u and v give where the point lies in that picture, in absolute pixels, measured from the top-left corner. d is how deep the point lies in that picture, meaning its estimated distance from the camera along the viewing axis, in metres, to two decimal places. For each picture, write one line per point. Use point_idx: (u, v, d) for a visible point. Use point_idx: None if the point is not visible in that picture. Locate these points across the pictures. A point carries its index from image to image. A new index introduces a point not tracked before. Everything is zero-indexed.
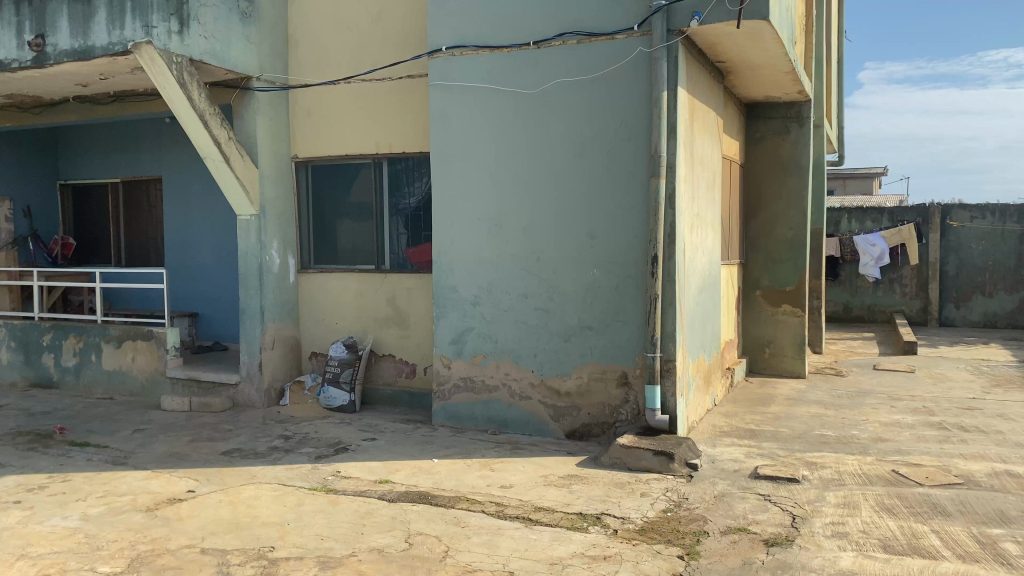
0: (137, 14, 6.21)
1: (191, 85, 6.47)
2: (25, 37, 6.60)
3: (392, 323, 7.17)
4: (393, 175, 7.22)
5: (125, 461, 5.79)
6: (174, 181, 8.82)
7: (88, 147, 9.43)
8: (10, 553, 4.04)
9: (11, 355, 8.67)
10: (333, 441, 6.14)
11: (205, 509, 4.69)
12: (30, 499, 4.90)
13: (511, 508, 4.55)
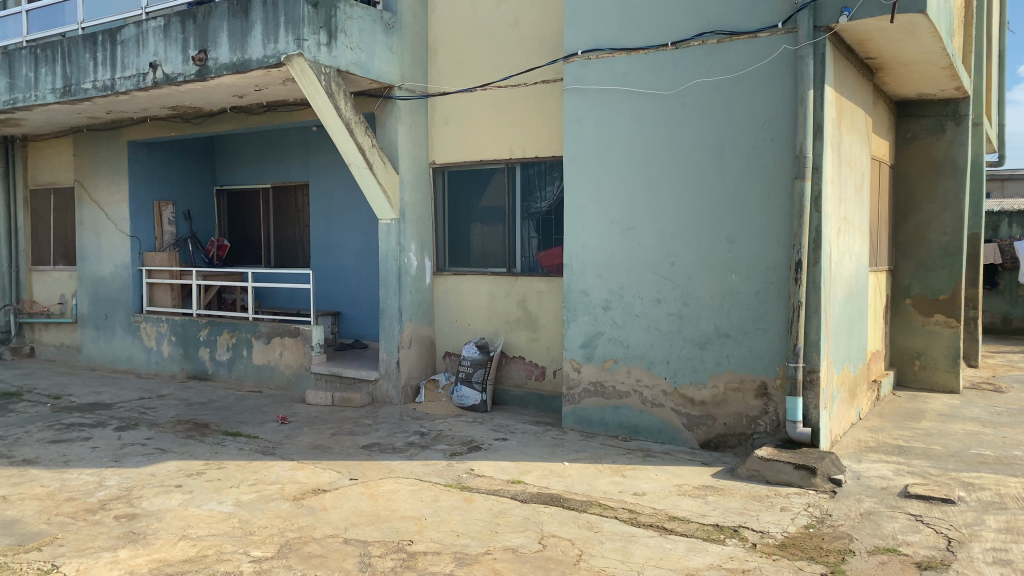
0: (289, 27, 6.46)
1: (338, 95, 6.76)
2: (190, 53, 7.08)
3: (523, 325, 7.23)
4: (526, 179, 7.27)
5: (273, 451, 6.11)
6: (319, 186, 9.24)
7: (242, 154, 10.03)
8: (173, 533, 4.35)
9: (172, 348, 9.34)
10: (467, 440, 6.26)
11: (347, 500, 4.88)
12: (190, 484, 5.25)
13: (644, 516, 4.50)
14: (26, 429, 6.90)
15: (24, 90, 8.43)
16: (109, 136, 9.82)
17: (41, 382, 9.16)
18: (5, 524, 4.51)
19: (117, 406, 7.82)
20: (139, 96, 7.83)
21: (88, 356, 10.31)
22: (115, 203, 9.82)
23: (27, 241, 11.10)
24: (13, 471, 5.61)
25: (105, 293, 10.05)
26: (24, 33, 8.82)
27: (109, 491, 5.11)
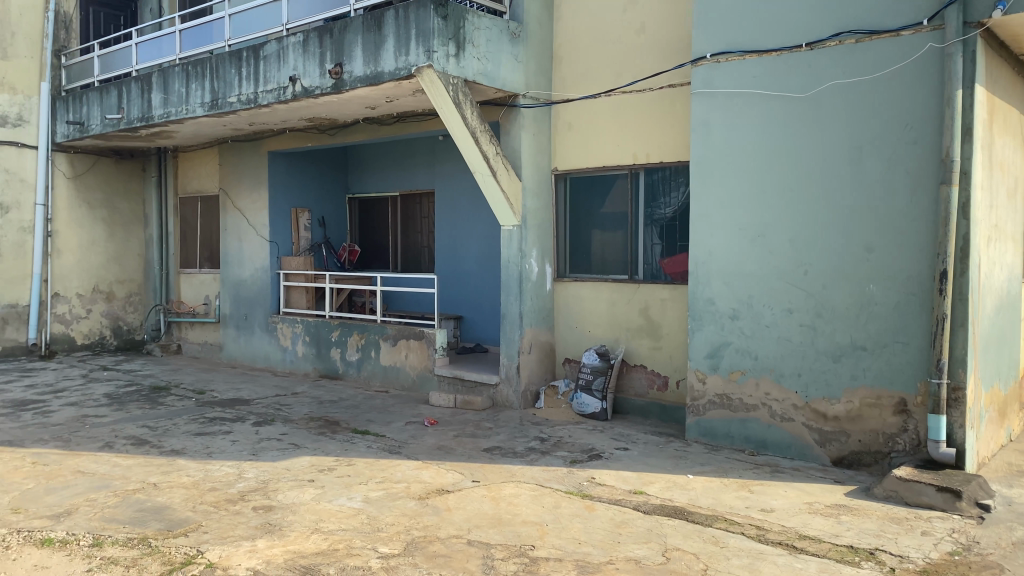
0: (420, 40, 6.64)
1: (465, 104, 6.91)
2: (326, 66, 7.39)
3: (645, 334, 7.15)
4: (650, 185, 7.18)
5: (399, 450, 6.28)
6: (444, 193, 9.44)
7: (372, 163, 10.39)
8: (306, 526, 4.54)
9: (305, 348, 9.76)
10: (587, 448, 6.24)
11: (470, 502, 4.96)
12: (322, 479, 5.47)
13: (773, 533, 4.35)
14: (174, 421, 7.38)
15: (177, 105, 9.04)
16: (251, 147, 10.40)
17: (188, 377, 9.77)
18: (156, 509, 4.83)
19: (255, 402, 8.24)
20: (280, 109, 8.24)
21: (229, 354, 10.93)
22: (255, 210, 10.38)
23: (176, 245, 11.89)
24: (163, 460, 6.01)
25: (245, 295, 10.62)
26: (178, 52, 9.45)
27: (248, 483, 5.39)
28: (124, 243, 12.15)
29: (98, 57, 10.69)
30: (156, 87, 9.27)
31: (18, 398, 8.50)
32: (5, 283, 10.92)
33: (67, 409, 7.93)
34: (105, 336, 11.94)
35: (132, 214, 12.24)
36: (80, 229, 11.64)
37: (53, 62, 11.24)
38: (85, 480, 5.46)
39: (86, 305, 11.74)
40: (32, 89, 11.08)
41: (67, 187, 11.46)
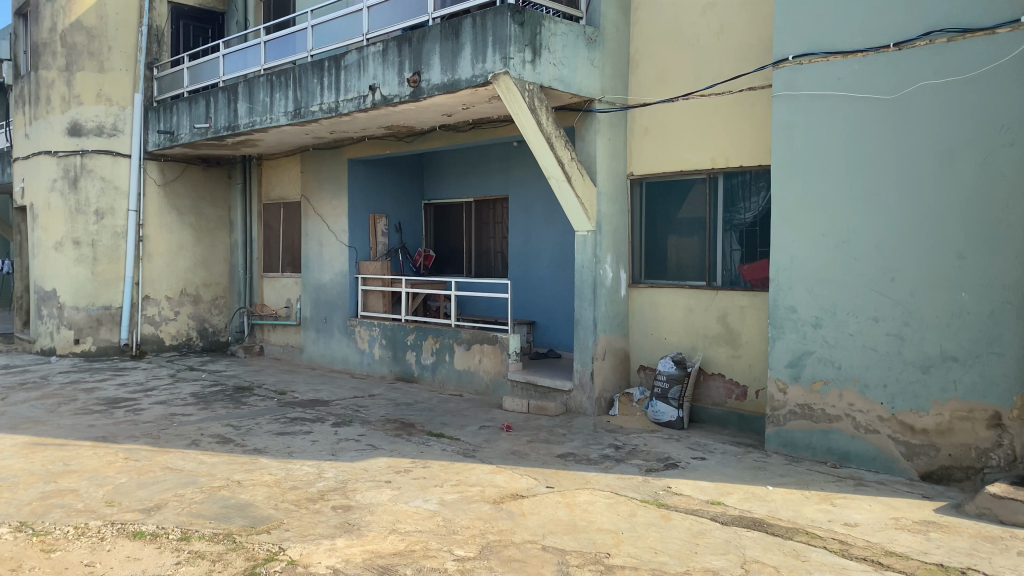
0: (496, 47, 6.68)
1: (540, 110, 6.92)
2: (405, 75, 7.52)
3: (723, 341, 7.03)
4: (729, 190, 7.07)
5: (473, 454, 6.33)
6: (519, 199, 9.47)
7: (448, 169, 10.51)
8: (384, 526, 4.61)
9: (382, 351, 9.93)
10: (663, 456, 6.16)
11: (545, 508, 4.96)
12: (398, 480, 5.55)
13: (857, 548, 4.22)
14: (257, 420, 7.60)
15: (261, 114, 9.32)
16: (330, 154, 10.65)
17: (269, 378, 10.06)
18: (240, 506, 4.97)
19: (334, 403, 8.42)
20: (359, 117, 8.41)
21: (309, 356, 11.20)
22: (335, 216, 10.61)
23: (260, 250, 12.25)
24: (246, 458, 6.19)
25: (324, 298, 10.87)
26: (263, 63, 9.75)
27: (328, 482, 5.51)
28: (211, 248, 12.58)
29: (188, 69, 11.12)
30: (242, 97, 9.59)
31: (112, 395, 8.88)
32: (101, 285, 11.58)
33: (157, 407, 8.25)
34: (192, 337, 12.37)
35: (219, 219, 12.66)
36: (170, 234, 12.11)
37: (146, 74, 11.74)
38: (174, 476, 5.67)
39: (175, 307, 12.20)
40: (126, 100, 11.66)
41: (158, 194, 11.94)
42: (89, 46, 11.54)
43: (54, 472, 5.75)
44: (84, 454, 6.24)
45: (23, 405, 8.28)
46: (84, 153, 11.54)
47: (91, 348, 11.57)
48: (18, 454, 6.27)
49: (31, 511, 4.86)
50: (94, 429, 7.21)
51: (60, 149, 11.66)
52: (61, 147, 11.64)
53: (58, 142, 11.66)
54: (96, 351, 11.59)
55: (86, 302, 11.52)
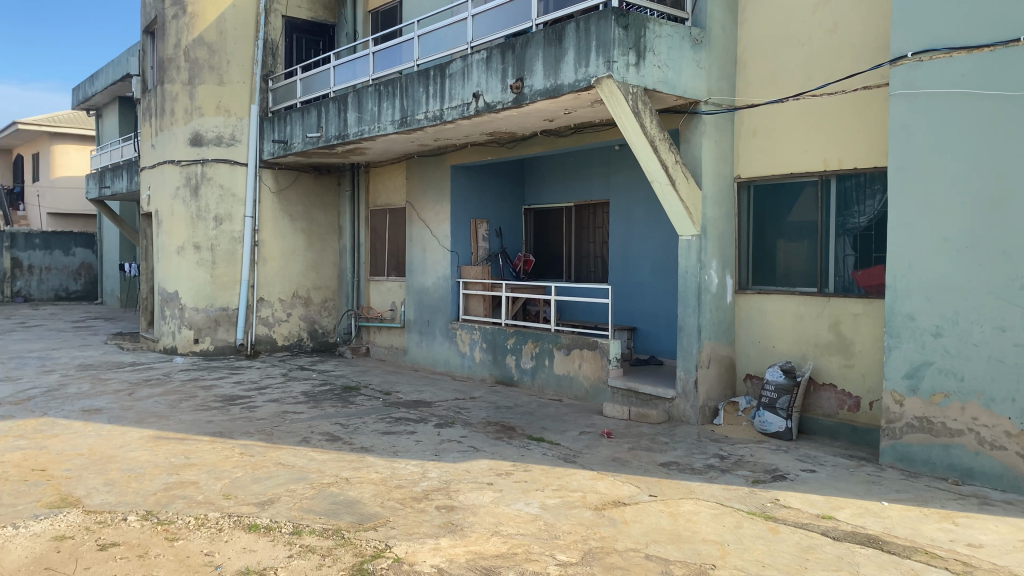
0: (600, 51, 6.66)
1: (644, 113, 6.85)
2: (508, 81, 7.59)
3: (835, 350, 6.78)
4: (842, 194, 6.83)
5: (574, 459, 6.31)
6: (620, 203, 9.40)
7: (549, 174, 10.53)
8: (487, 528, 4.65)
9: (482, 354, 10.03)
10: (770, 468, 5.98)
11: (647, 516, 4.90)
12: (500, 483, 5.60)
13: (982, 571, 3.99)
14: (363, 420, 7.81)
15: (369, 123, 9.59)
16: (434, 161, 10.85)
17: (375, 379, 10.31)
18: (348, 503, 5.11)
19: (437, 405, 8.56)
20: (463, 124, 8.54)
21: (412, 358, 11.42)
22: (438, 221, 10.79)
23: (367, 255, 12.58)
24: (354, 456, 6.37)
25: (428, 302, 11.06)
26: (371, 73, 10.03)
27: (431, 482, 5.61)
28: (321, 252, 13.01)
29: (300, 81, 11.55)
30: (351, 107, 9.89)
31: (228, 393, 9.30)
32: (219, 287, 12.17)
33: (269, 405, 8.58)
34: (302, 338, 12.80)
35: (328, 225, 13.08)
36: (282, 239, 12.59)
37: (262, 86, 12.28)
38: (286, 471, 5.88)
39: (287, 309, 12.66)
40: (243, 111, 12.24)
41: (272, 201, 12.44)
42: (210, 60, 12.16)
43: (177, 465, 6.06)
44: (203, 449, 6.56)
45: (148, 401, 8.77)
46: (204, 162, 12.13)
47: (209, 348, 12.16)
48: (144, 447, 6.65)
49: (156, 500, 5.14)
50: (212, 424, 7.56)
51: (182, 158, 12.28)
52: (183, 156, 12.26)
53: (181, 152, 12.29)
54: (214, 351, 12.17)
55: (205, 304, 12.12)
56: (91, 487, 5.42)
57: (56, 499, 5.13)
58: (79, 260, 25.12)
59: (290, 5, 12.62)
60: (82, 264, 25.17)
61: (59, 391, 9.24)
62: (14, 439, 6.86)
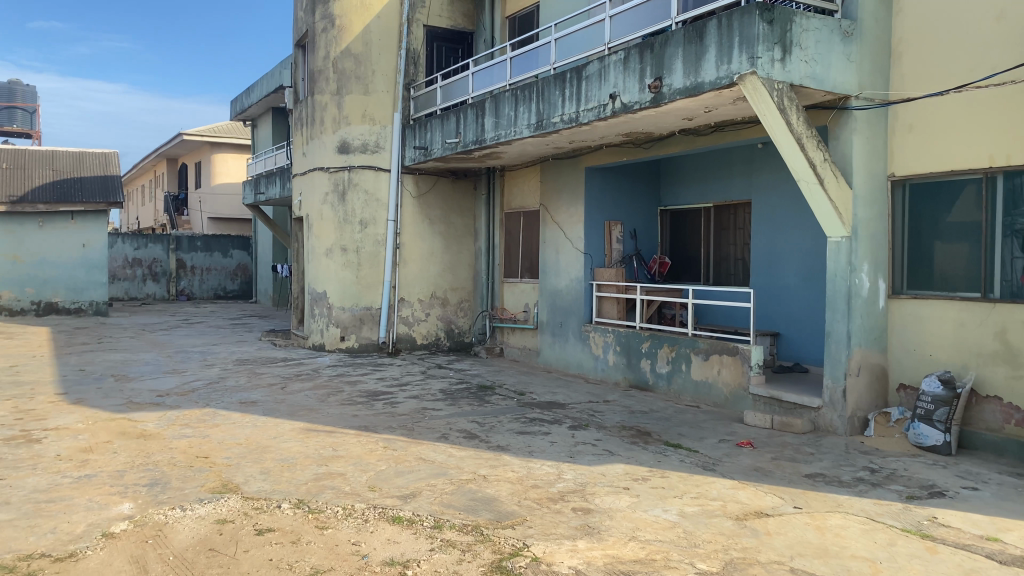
0: (743, 47, 6.49)
1: (790, 110, 6.60)
2: (646, 81, 7.50)
3: (1000, 360, 6.31)
4: (1010, 192, 6.35)
5: (714, 467, 6.16)
6: (762, 204, 9.11)
7: (687, 175, 10.35)
8: (624, 533, 4.62)
9: (617, 358, 9.96)
10: (927, 484, 5.63)
11: (791, 528, 4.72)
12: (637, 488, 5.54)
13: None
14: (500, 419, 7.92)
15: (506, 127, 9.72)
16: (569, 163, 10.87)
17: (510, 379, 10.43)
18: (487, 500, 5.21)
19: (571, 407, 8.58)
20: (600, 126, 8.52)
21: (546, 359, 11.48)
22: (573, 223, 10.80)
23: (501, 257, 12.75)
24: (491, 454, 6.48)
25: (562, 304, 11.09)
26: (508, 78, 10.17)
27: (568, 484, 5.62)
28: (457, 254, 13.30)
29: (440, 88, 11.87)
30: (488, 111, 10.06)
31: (372, 389, 9.67)
32: (363, 287, 12.70)
33: (410, 402, 8.86)
34: (440, 338, 13.12)
35: (464, 228, 13.35)
36: (422, 241, 12.96)
37: (403, 93, 12.70)
38: (427, 467, 6.05)
39: (426, 309, 13.02)
40: (386, 119, 12.71)
41: (412, 205, 12.84)
42: (356, 71, 12.71)
43: (325, 456, 6.36)
44: (349, 442, 6.85)
45: (298, 394, 9.24)
46: (351, 169, 12.69)
47: (354, 345, 12.71)
48: (296, 438, 7.01)
49: (307, 490, 5.41)
50: (357, 419, 7.88)
51: (331, 165, 12.91)
52: (331, 163, 12.88)
53: (330, 159, 12.92)
54: (358, 348, 12.71)
55: (351, 303, 12.70)
56: (248, 474, 5.77)
57: (218, 484, 5.49)
58: (236, 261, 26.82)
59: (430, 14, 13.01)
60: (239, 265, 26.89)
61: (220, 383, 9.89)
62: (181, 427, 7.39)
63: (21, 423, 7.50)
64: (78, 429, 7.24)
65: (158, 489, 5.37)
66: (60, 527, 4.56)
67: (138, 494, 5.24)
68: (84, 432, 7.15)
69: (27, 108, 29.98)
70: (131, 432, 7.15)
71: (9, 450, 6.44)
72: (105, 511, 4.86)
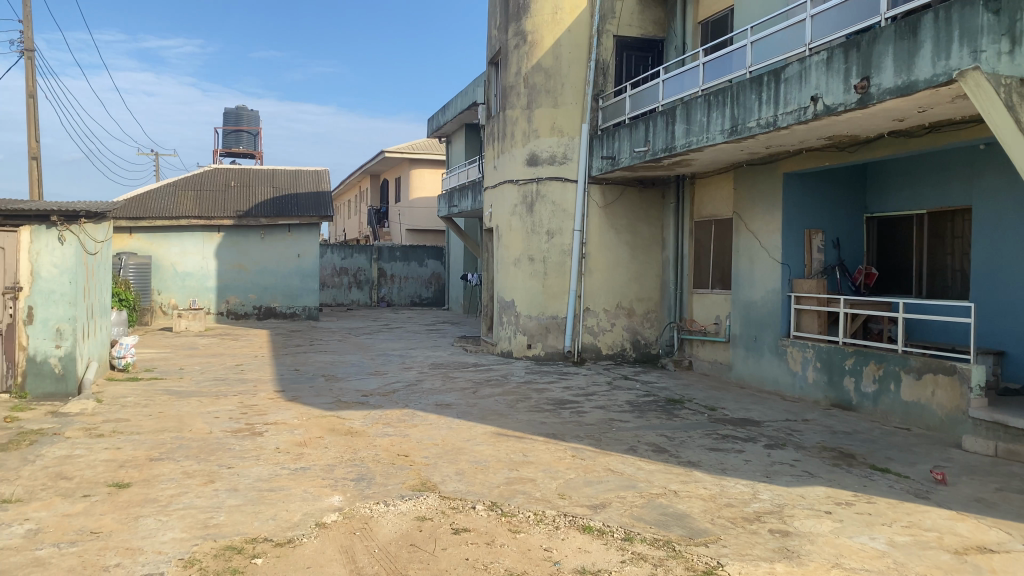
0: (965, 41, 6.00)
1: (1020, 107, 5.77)
2: (852, 81, 7.09)
3: None
4: None
5: (927, 495, 5.70)
6: (984, 211, 8.33)
7: (897, 180, 9.68)
8: (826, 559, 4.37)
9: (816, 375, 9.46)
10: None
11: (1022, 568, 4.27)
12: (840, 513, 5.23)
13: None
14: (690, 434, 7.74)
15: (699, 133, 9.53)
16: (766, 170, 10.46)
17: (699, 393, 10.17)
18: (678, 516, 5.11)
19: (766, 424, 8.23)
20: (799, 129, 8.15)
21: (737, 374, 11.10)
22: (769, 232, 10.38)
23: (690, 267, 12.47)
24: (681, 469, 6.35)
25: (756, 316, 10.69)
26: (700, 84, 9.98)
27: (763, 504, 5.40)
28: (644, 264, 13.15)
29: (630, 97, 11.84)
30: (680, 118, 9.90)
31: (559, 397, 9.78)
32: (550, 296, 12.94)
33: (597, 412, 8.87)
34: (626, 348, 13.03)
35: (652, 237, 13.17)
36: (609, 251, 12.94)
37: (592, 104, 12.76)
38: (616, 478, 6.03)
39: (611, 319, 12.97)
40: (575, 131, 12.84)
41: (599, 215, 12.86)
42: (547, 84, 12.98)
43: (516, 461, 6.51)
44: (539, 449, 6.97)
45: (490, 399, 9.52)
46: (539, 181, 13.01)
47: (541, 353, 12.98)
48: (488, 442, 7.23)
49: (500, 493, 5.55)
50: (546, 426, 8.00)
51: (521, 177, 13.31)
52: (520, 175, 13.29)
53: (519, 172, 13.33)
54: (545, 356, 12.96)
55: (538, 311, 13.01)
56: (445, 474, 6.01)
57: (417, 483, 5.76)
58: (431, 270, 28.00)
59: (620, 24, 12.97)
60: (433, 274, 28.00)
61: (417, 386, 10.39)
62: (383, 426, 7.84)
63: (246, 416, 8.27)
64: (294, 424, 7.86)
65: (364, 484, 5.71)
66: (280, 514, 4.97)
67: (347, 487, 5.61)
68: (299, 426, 7.76)
69: (252, 132, 32.98)
70: (339, 428, 7.68)
71: (236, 440, 7.11)
72: (318, 502, 5.24)
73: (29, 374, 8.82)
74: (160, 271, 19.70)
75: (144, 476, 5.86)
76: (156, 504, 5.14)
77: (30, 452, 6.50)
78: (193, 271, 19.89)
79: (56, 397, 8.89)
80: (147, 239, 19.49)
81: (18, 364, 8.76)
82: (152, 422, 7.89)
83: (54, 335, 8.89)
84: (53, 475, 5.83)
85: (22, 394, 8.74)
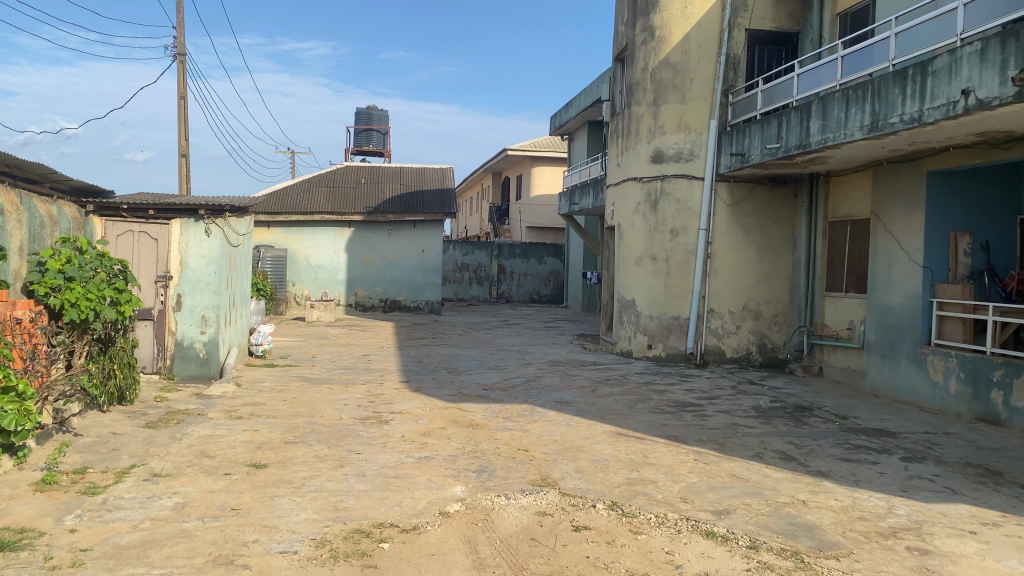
0: None
1: None
2: (1009, 74, 6.56)
3: None
4: None
5: None
6: None
7: None
8: None
9: (960, 386, 8.88)
10: None
11: None
12: (986, 533, 4.90)
13: None
14: (820, 442, 7.44)
15: (835, 130, 9.14)
16: (908, 168, 9.92)
17: (830, 401, 9.76)
18: (808, 527, 4.91)
19: (903, 436, 7.81)
20: (948, 125, 7.67)
21: (872, 383, 10.57)
22: (910, 233, 9.83)
23: (823, 269, 11.93)
24: (810, 479, 6.11)
25: (893, 322, 10.15)
26: (839, 78, 9.58)
27: (900, 520, 5.12)
28: (774, 265, 12.71)
29: (761, 92, 11.49)
30: (814, 114, 9.53)
31: (681, 399, 9.61)
32: (672, 296, 12.75)
33: (720, 416, 8.66)
34: (751, 352, 12.66)
35: (783, 238, 12.71)
36: (735, 251, 12.59)
37: (721, 100, 12.46)
38: (741, 484, 5.87)
39: (737, 322, 12.63)
40: (702, 127, 12.57)
41: (727, 214, 12.54)
42: (674, 80, 12.77)
43: (636, 462, 6.44)
44: (660, 451, 6.87)
45: (609, 398, 9.47)
46: (664, 178, 12.83)
47: (661, 354, 12.84)
48: (608, 441, 7.19)
49: (620, 493, 5.51)
50: (666, 428, 7.86)
51: (644, 175, 13.19)
52: (645, 173, 13.17)
53: (644, 169, 13.19)
54: (666, 357, 12.80)
55: (659, 312, 12.86)
56: (565, 471, 6.02)
57: (538, 478, 5.79)
58: (550, 268, 27.99)
59: (753, 17, 12.65)
60: (552, 271, 28.07)
61: (537, 382, 10.46)
62: (504, 420, 7.93)
63: (373, 405, 8.54)
64: (418, 414, 8.06)
65: (486, 476, 5.80)
66: (405, 501, 5.11)
67: (469, 478, 5.71)
68: (423, 417, 7.95)
69: (383, 130, 33.98)
70: (461, 420, 7.81)
71: (364, 427, 7.36)
72: (442, 491, 5.35)
73: (176, 358, 9.44)
74: (296, 263, 20.79)
75: (279, 458, 6.15)
76: (290, 485, 5.39)
77: (178, 431, 6.95)
78: (325, 264, 20.83)
79: (199, 380, 9.48)
80: (283, 232, 20.66)
81: (168, 347, 9.40)
82: (287, 407, 8.27)
83: (200, 322, 9.45)
84: (197, 453, 6.20)
85: (170, 375, 9.38)
